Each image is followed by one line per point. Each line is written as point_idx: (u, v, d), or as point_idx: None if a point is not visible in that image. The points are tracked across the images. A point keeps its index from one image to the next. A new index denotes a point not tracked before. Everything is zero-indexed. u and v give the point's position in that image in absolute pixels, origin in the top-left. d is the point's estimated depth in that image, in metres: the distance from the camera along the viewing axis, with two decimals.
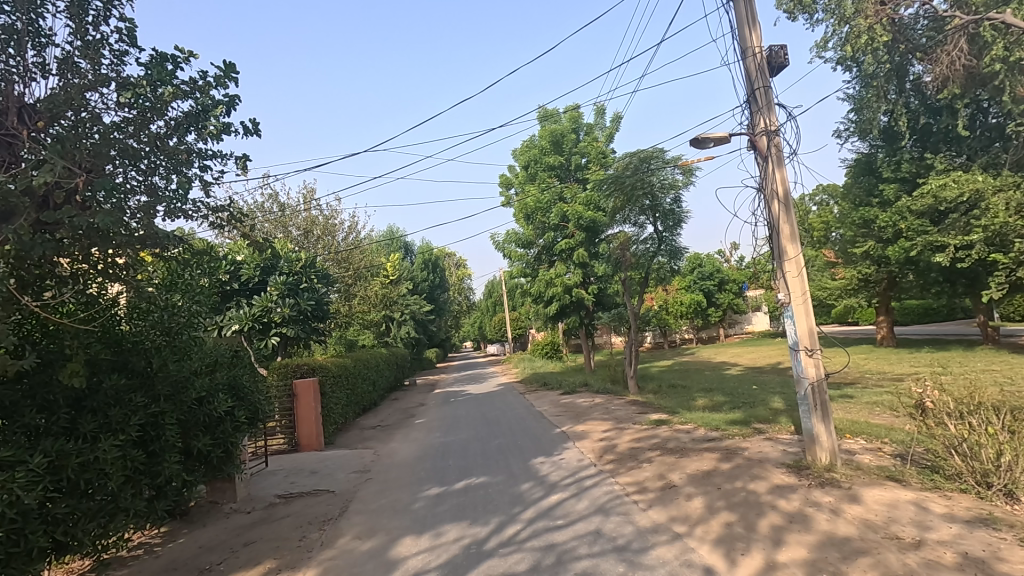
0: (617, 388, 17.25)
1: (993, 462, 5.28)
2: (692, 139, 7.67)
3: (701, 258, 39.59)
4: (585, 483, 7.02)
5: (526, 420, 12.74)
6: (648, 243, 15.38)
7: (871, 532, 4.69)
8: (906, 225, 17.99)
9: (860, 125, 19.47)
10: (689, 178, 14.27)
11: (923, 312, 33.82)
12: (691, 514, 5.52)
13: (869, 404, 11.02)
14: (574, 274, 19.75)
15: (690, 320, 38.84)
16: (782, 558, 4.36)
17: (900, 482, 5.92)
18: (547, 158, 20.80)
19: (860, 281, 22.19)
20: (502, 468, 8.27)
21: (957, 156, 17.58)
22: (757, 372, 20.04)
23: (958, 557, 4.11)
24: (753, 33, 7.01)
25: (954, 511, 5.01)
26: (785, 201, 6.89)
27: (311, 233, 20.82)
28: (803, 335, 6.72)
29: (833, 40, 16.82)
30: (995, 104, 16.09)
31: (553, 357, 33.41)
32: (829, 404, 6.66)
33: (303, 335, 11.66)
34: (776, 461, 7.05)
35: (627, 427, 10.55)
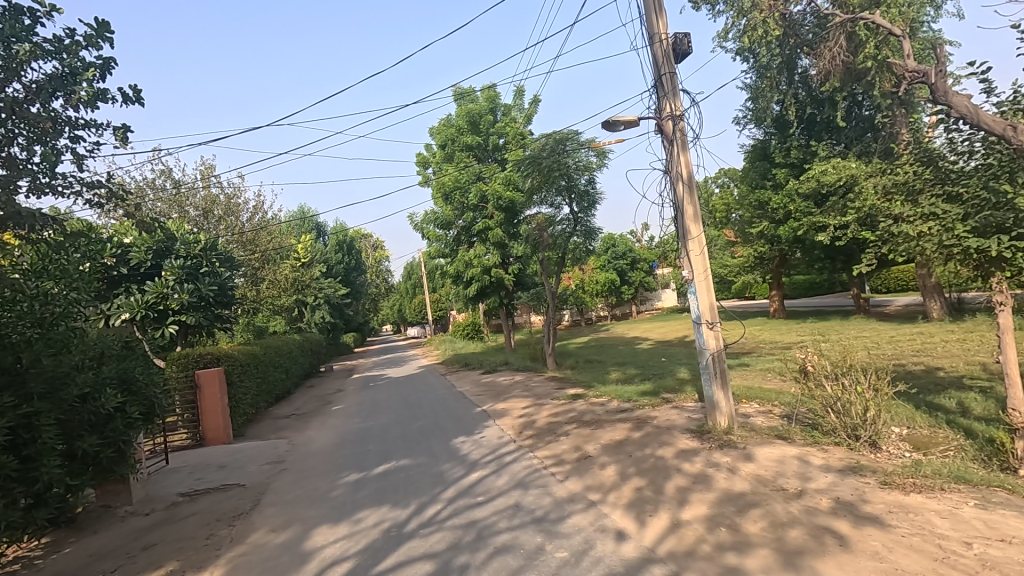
0: (537, 366, 17.66)
1: (861, 416, 6.03)
2: (604, 122, 7.87)
3: (615, 238, 41.12)
4: (505, 459, 7.17)
5: (448, 401, 12.72)
6: (564, 224, 15.67)
7: (761, 486, 5.18)
8: (795, 206, 19.69)
9: (756, 112, 20.87)
10: (602, 160, 14.76)
11: (808, 287, 37.53)
12: (606, 481, 5.82)
13: (762, 371, 12.08)
14: (492, 255, 19.89)
15: (604, 297, 40.48)
16: (686, 516, 4.71)
17: (787, 439, 6.56)
18: (464, 138, 20.60)
19: (756, 259, 23.93)
20: (424, 450, 8.21)
21: (837, 144, 19.46)
22: (666, 345, 21.29)
23: (832, 503, 4.63)
24: (659, 20, 7.29)
25: (830, 461, 5.65)
26: (689, 182, 7.29)
27: (212, 213, 19.33)
28: (705, 310, 7.18)
29: (733, 31, 17.92)
30: (868, 98, 17.92)
31: (474, 337, 33.53)
32: (728, 372, 7.19)
33: (205, 323, 10.82)
34: (681, 427, 7.56)
35: (546, 403, 10.89)
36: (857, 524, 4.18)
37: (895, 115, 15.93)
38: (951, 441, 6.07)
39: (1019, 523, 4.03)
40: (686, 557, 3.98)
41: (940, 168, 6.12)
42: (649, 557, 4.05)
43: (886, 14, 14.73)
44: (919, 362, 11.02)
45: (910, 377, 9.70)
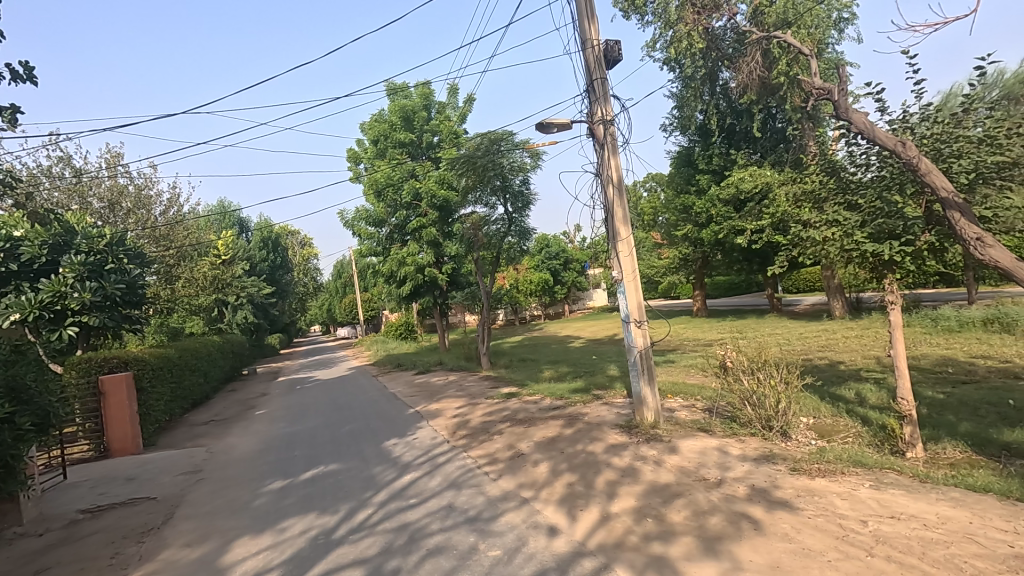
0: (471, 365, 17.64)
1: (774, 407, 6.48)
2: (538, 123, 7.97)
3: (548, 238, 41.80)
4: (438, 460, 7.09)
5: (380, 403, 12.43)
6: (499, 224, 15.72)
7: (685, 476, 5.43)
8: (716, 211, 20.80)
9: (681, 120, 21.85)
10: (536, 161, 14.96)
11: (728, 287, 39.82)
12: (538, 478, 5.90)
13: (685, 367, 12.70)
14: (426, 254, 19.67)
15: (538, 297, 41.02)
16: (615, 509, 4.86)
17: (708, 431, 6.93)
18: (397, 134, 20.21)
19: (680, 261, 25.06)
20: (355, 454, 7.98)
21: (753, 153, 20.75)
22: (597, 343, 21.89)
23: (748, 490, 4.93)
24: (592, 26, 7.48)
25: (746, 451, 6.02)
26: (618, 186, 7.53)
27: (119, 206, 17.85)
28: (633, 309, 7.45)
29: (660, 42, 18.68)
30: (781, 111, 19.23)
31: (407, 337, 32.98)
32: (654, 368, 7.49)
33: (110, 325, 9.94)
34: (611, 423, 7.79)
35: (480, 402, 10.88)
36: (770, 509, 4.47)
37: (803, 128, 17.20)
38: (850, 429, 6.65)
39: (906, 501, 4.46)
40: (615, 549, 4.11)
41: (842, 178, 6.65)
42: (580, 551, 4.15)
43: (796, 34, 15.87)
44: (824, 357, 11.96)
45: (816, 370, 10.50)
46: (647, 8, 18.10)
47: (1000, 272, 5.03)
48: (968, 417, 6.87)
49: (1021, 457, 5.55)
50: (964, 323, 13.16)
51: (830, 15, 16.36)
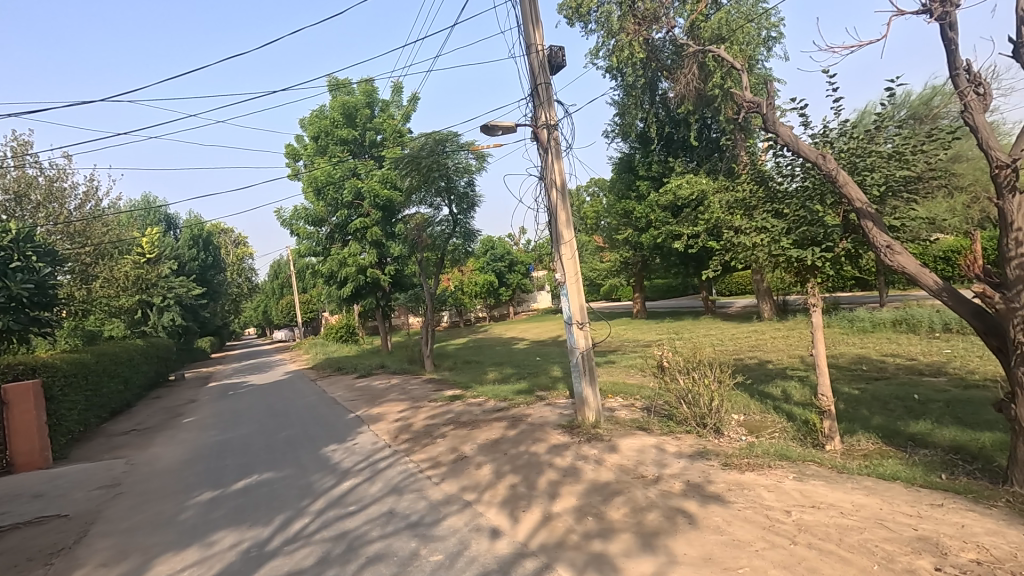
0: (414, 368, 17.39)
1: (708, 405, 6.77)
2: (482, 125, 7.98)
3: (493, 240, 41.89)
4: (379, 466, 6.94)
5: (318, 408, 12.03)
6: (443, 225, 15.58)
7: (624, 474, 5.58)
8: (655, 216, 21.51)
9: (623, 127, 22.47)
10: (481, 162, 14.95)
11: (667, 290, 41.26)
12: (481, 481, 5.89)
13: (625, 367, 13.05)
14: (368, 254, 19.25)
15: (483, 299, 40.99)
16: (557, 509, 4.91)
17: (646, 430, 7.14)
18: (338, 131, 19.68)
19: (621, 265, 25.72)
20: (291, 461, 7.69)
21: (690, 161, 21.61)
22: (540, 345, 22.11)
23: (683, 485, 5.12)
24: (536, 32, 7.57)
25: (682, 448, 6.25)
26: (561, 190, 7.65)
27: (27, 198, 16.43)
28: (576, 311, 7.57)
29: (603, 50, 19.13)
30: (716, 122, 20.12)
31: (348, 340, 32.12)
32: (595, 369, 7.64)
33: (16, 328, 9.10)
34: (553, 423, 7.88)
35: (423, 405, 10.74)
36: (703, 503, 4.66)
37: (736, 139, 18.08)
38: (776, 425, 7.03)
39: (825, 491, 4.77)
40: (556, 548, 4.16)
41: (770, 188, 7.02)
42: (522, 552, 4.17)
43: (729, 49, 16.68)
44: (754, 356, 12.60)
45: (746, 370, 11.04)
46: (590, 16, 18.49)
47: (907, 277, 5.48)
48: (880, 411, 7.43)
49: (925, 446, 6.06)
50: (877, 323, 14.22)
51: (759, 33, 17.30)
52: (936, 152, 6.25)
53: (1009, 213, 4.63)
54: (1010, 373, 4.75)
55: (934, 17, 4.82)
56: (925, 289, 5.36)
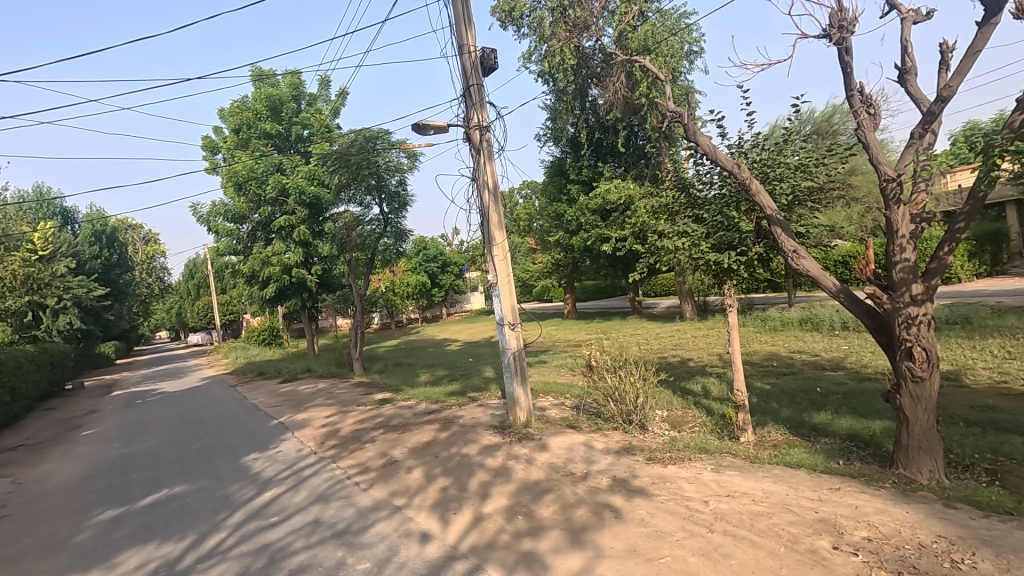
0: (342, 371, 16.86)
1: (633, 402, 7.04)
2: (414, 124, 7.87)
3: (426, 241, 41.44)
4: (304, 473, 6.67)
5: (238, 415, 11.40)
6: (374, 224, 15.21)
7: (554, 472, 5.68)
8: (586, 219, 22.10)
9: (554, 131, 22.91)
10: (413, 162, 14.74)
11: (596, 291, 42.42)
12: (411, 485, 5.80)
13: (556, 367, 13.29)
14: (294, 253, 18.48)
15: (415, 300, 40.37)
16: (487, 510, 4.92)
17: (576, 428, 7.31)
18: (262, 124, 18.75)
19: (553, 266, 26.16)
20: (206, 473, 7.23)
21: (618, 167, 22.34)
22: (473, 346, 22.09)
23: (610, 481, 5.28)
24: (468, 32, 7.56)
25: (609, 445, 6.45)
26: (493, 191, 7.67)
27: None
28: (507, 312, 7.63)
29: (535, 54, 19.42)
30: (642, 130, 20.93)
31: (271, 343, 30.64)
32: (527, 369, 7.73)
33: None
34: (485, 424, 7.90)
35: (351, 410, 10.43)
36: (629, 497, 4.83)
37: (661, 147, 18.90)
38: (696, 419, 7.41)
39: (739, 480, 5.09)
40: (486, 549, 4.16)
41: (690, 195, 7.37)
42: (452, 555, 4.15)
43: (654, 60, 17.42)
44: (676, 355, 13.21)
45: (669, 367, 11.56)
46: (523, 20, 18.69)
47: (810, 279, 5.95)
48: (787, 404, 8.01)
49: (825, 435, 6.60)
50: (785, 322, 15.31)
51: (683, 47, 18.19)
52: (835, 165, 6.80)
53: (894, 222, 5.13)
54: (896, 367, 5.26)
55: (833, 42, 5.27)
56: (825, 291, 5.83)
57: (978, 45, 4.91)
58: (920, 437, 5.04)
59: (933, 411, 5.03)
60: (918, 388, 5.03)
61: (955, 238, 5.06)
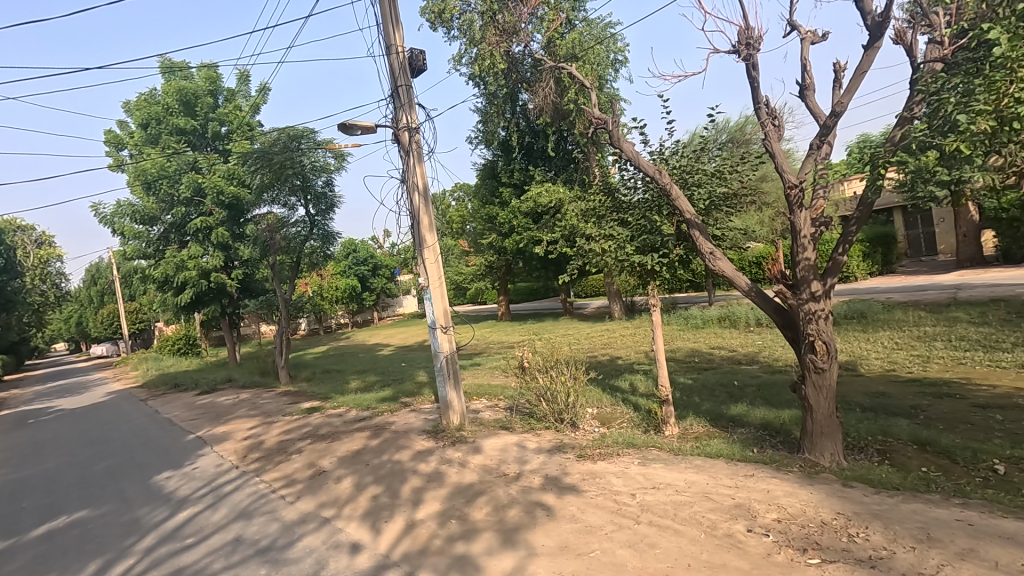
0: (267, 380, 16.09)
1: (565, 401, 7.19)
2: (340, 124, 7.65)
3: (355, 243, 40.32)
4: (223, 490, 6.30)
5: (150, 431, 10.60)
6: (299, 227, 14.61)
7: (487, 474, 5.70)
8: (517, 222, 22.35)
9: (486, 134, 22.99)
10: (341, 162, 14.32)
11: (529, 292, 42.94)
12: (341, 495, 5.63)
13: (490, 369, 13.34)
14: (212, 257, 17.43)
15: (345, 304, 39.20)
16: (420, 516, 4.87)
17: (509, 429, 7.38)
18: (174, 119, 17.58)
19: (486, 268, 26.19)
20: (112, 495, 6.67)
21: (548, 170, 22.74)
22: (406, 350, 21.74)
23: (542, 479, 5.37)
24: (396, 32, 7.46)
25: (542, 444, 6.56)
26: (424, 194, 7.59)
27: None
28: (439, 314, 7.57)
29: (466, 57, 19.44)
30: (571, 135, 21.42)
31: (187, 353, 28.73)
32: (460, 372, 7.71)
33: None
34: (418, 430, 7.80)
35: (276, 420, 9.97)
36: (560, 495, 4.93)
37: (589, 152, 19.43)
38: (624, 415, 7.68)
39: (663, 472, 5.33)
40: (419, 556, 4.12)
41: (616, 199, 7.63)
42: (384, 564, 4.07)
43: (581, 67, 17.90)
44: (606, 353, 13.63)
45: (599, 366, 11.91)
46: (453, 23, 18.67)
47: (726, 279, 6.33)
48: (708, 397, 8.46)
49: (741, 425, 7.04)
50: (705, 320, 16.17)
51: (608, 55, 18.82)
52: (747, 172, 7.26)
53: (797, 225, 5.56)
54: (801, 359, 5.70)
55: (742, 57, 5.65)
56: (738, 290, 6.22)
57: (864, 66, 5.42)
58: (823, 423, 5.49)
59: (832, 399, 5.48)
60: (820, 378, 5.48)
61: (848, 240, 5.56)
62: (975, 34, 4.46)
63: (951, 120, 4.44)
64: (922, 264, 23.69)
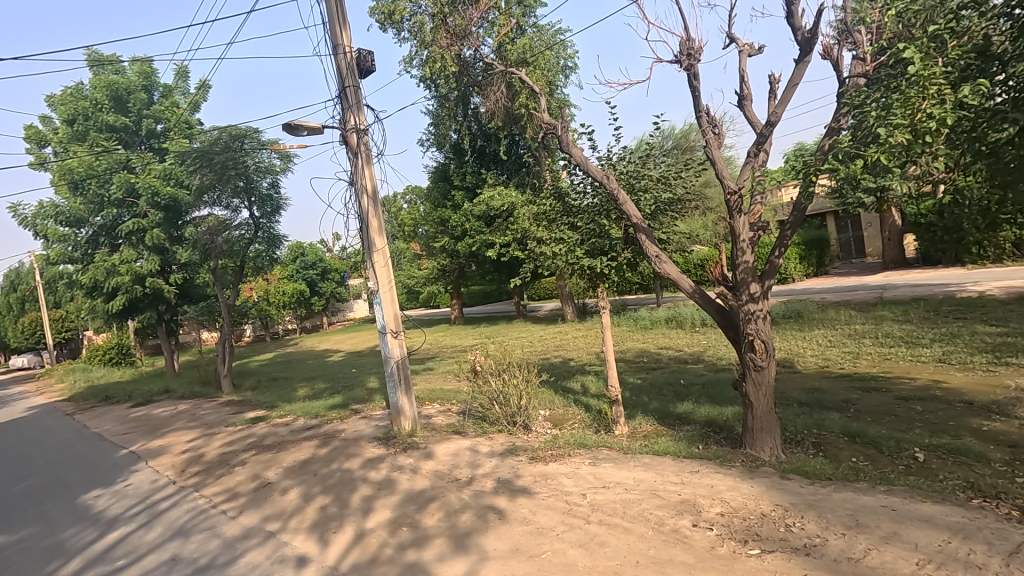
0: (208, 390, 15.37)
1: (517, 404, 7.21)
2: (285, 124, 7.43)
3: (303, 246, 39.15)
4: (159, 507, 5.97)
5: (77, 447, 9.92)
6: (242, 229, 14.06)
7: (439, 480, 5.65)
8: (470, 225, 22.31)
9: (438, 137, 22.84)
10: (287, 163, 13.89)
11: (483, 295, 42.89)
12: (287, 507, 5.45)
13: (443, 373, 13.24)
14: (147, 261, 16.51)
15: (292, 309, 37.98)
16: (370, 525, 4.77)
17: (462, 433, 7.34)
18: (103, 116, 16.59)
19: (439, 272, 25.97)
20: (32, 518, 6.20)
21: (501, 174, 22.80)
22: (356, 356, 21.26)
23: (494, 483, 5.37)
24: (344, 32, 7.31)
25: (494, 447, 6.56)
26: (373, 197, 7.47)
27: None
28: (390, 319, 7.46)
29: (416, 59, 19.27)
30: (522, 140, 21.57)
31: (120, 363, 27.10)
32: (411, 377, 7.61)
33: None
34: (368, 437, 7.64)
35: (218, 432, 9.54)
36: (512, 498, 4.94)
37: (540, 156, 19.61)
38: (576, 416, 7.78)
39: (613, 471, 5.44)
40: (369, 566, 4.03)
41: (566, 203, 7.74)
42: None
43: (532, 73, 18.08)
44: (558, 355, 13.78)
45: (551, 368, 12.02)
46: (403, 24, 18.46)
47: (671, 281, 6.53)
48: (656, 397, 8.69)
49: (687, 423, 7.26)
50: (654, 321, 16.60)
51: (558, 62, 19.12)
52: (691, 178, 7.51)
53: (736, 230, 5.80)
54: (741, 358, 5.93)
55: (683, 67, 5.85)
56: (683, 292, 6.42)
57: (796, 79, 5.73)
58: (763, 419, 5.73)
59: (770, 395, 5.74)
60: (759, 375, 5.72)
61: (783, 244, 5.84)
62: (892, 52, 4.80)
63: (873, 132, 4.76)
64: (852, 266, 25.19)
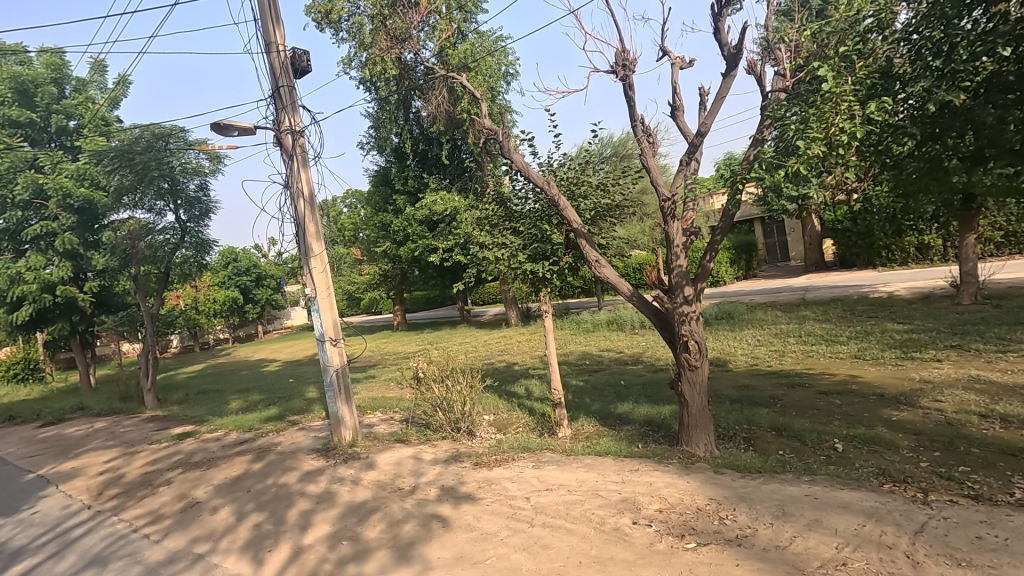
0: (129, 405, 14.34)
1: (461, 410, 7.17)
2: (213, 123, 7.07)
3: (235, 252, 37.36)
4: (71, 535, 5.51)
5: None
6: (167, 233, 13.25)
7: (381, 490, 5.52)
8: (412, 229, 22.03)
9: (378, 140, 22.43)
10: (217, 164, 13.23)
11: (427, 301, 42.40)
12: (217, 527, 5.16)
13: (385, 380, 12.97)
14: (58, 268, 15.24)
15: (224, 318, 36.12)
16: (308, 541, 4.59)
17: (404, 441, 7.20)
18: (6, 110, 15.22)
19: (380, 278, 25.43)
20: None
21: (443, 178, 22.66)
22: (293, 365, 20.46)
23: (438, 491, 5.30)
24: (277, 30, 7.06)
25: (438, 455, 6.48)
26: (309, 200, 7.22)
27: None
28: (328, 326, 7.24)
29: (355, 61, 18.88)
30: (465, 145, 21.54)
31: (27, 379, 24.86)
32: (351, 386, 7.41)
33: None
34: (307, 449, 7.37)
35: (140, 450, 8.91)
36: (456, 505, 4.90)
37: (483, 161, 19.65)
38: (519, 420, 7.82)
39: (557, 473, 5.50)
40: None
41: (508, 208, 7.78)
42: None
43: (473, 78, 18.14)
44: (502, 359, 13.81)
45: (495, 372, 12.03)
46: (341, 24, 18.04)
47: (610, 285, 6.69)
48: (598, 398, 8.86)
49: (628, 423, 7.44)
50: (596, 324, 16.95)
51: (499, 68, 19.25)
52: (629, 185, 7.73)
53: (671, 235, 6.02)
54: (677, 358, 6.16)
55: (619, 78, 6.03)
56: (622, 295, 6.60)
57: (724, 91, 6.02)
58: (697, 416, 5.97)
59: (704, 393, 5.98)
60: (693, 375, 5.96)
61: (714, 248, 6.11)
62: (808, 69, 5.13)
63: (792, 144, 5.06)
64: (777, 270, 26.72)
